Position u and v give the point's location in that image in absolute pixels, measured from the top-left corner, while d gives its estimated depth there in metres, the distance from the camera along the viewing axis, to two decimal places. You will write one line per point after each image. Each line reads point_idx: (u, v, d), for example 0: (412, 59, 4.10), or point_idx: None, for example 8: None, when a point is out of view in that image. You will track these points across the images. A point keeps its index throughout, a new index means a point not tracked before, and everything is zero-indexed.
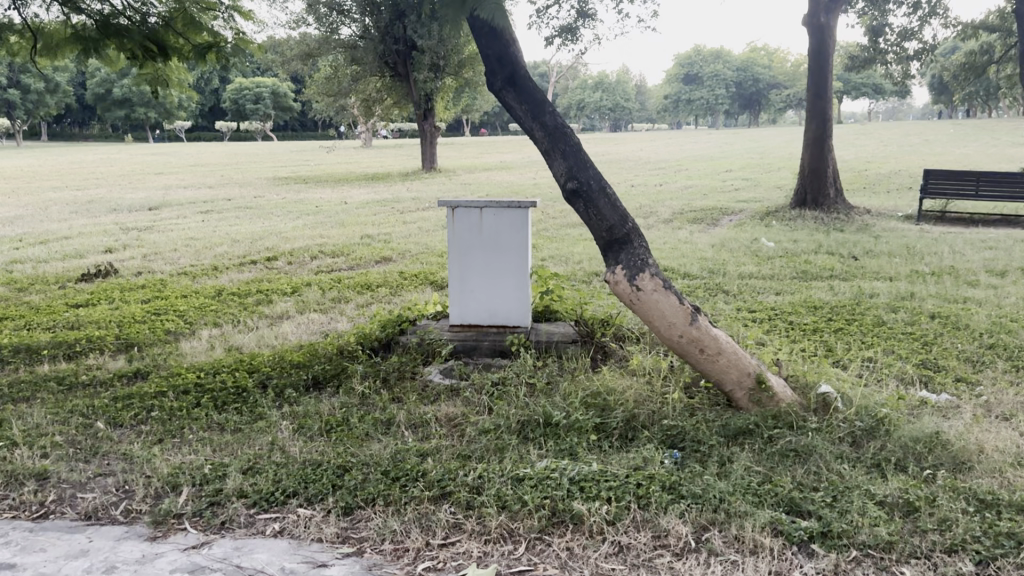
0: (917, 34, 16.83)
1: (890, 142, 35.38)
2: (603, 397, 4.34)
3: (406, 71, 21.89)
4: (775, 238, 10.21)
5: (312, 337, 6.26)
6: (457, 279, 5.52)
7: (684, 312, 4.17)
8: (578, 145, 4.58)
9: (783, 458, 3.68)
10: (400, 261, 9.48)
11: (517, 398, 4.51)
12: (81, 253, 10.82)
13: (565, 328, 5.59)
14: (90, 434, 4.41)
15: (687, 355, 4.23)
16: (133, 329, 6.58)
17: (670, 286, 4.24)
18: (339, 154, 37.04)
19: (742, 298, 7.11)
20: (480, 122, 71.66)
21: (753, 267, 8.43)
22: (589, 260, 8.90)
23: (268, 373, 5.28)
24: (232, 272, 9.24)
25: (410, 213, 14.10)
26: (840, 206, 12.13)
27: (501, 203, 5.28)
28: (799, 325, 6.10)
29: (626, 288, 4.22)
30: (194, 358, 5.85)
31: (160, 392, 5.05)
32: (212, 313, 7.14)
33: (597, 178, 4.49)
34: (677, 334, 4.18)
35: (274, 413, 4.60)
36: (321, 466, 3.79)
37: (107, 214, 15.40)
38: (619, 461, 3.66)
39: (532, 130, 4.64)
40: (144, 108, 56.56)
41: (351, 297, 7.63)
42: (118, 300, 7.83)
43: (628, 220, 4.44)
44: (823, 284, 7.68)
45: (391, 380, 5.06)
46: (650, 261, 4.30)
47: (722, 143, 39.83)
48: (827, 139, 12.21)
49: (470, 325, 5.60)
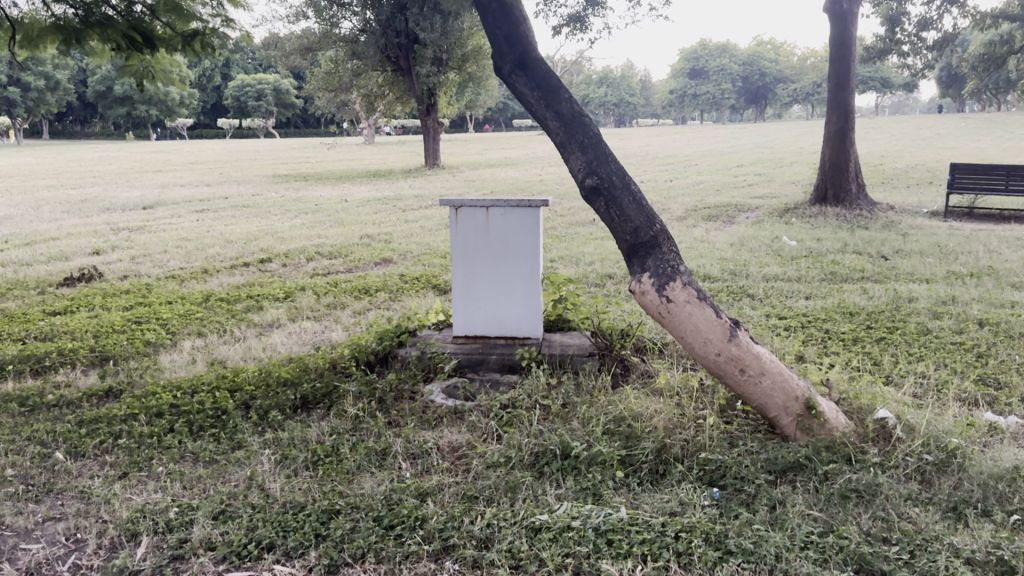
0: (936, 23, 16.21)
1: (902, 136, 34.70)
2: (628, 424, 3.81)
3: (409, 65, 21.34)
4: (797, 237, 9.66)
5: (303, 349, 5.72)
6: (461, 287, 4.99)
7: (722, 327, 3.64)
8: (598, 137, 4.03)
9: (842, 501, 3.16)
10: (400, 263, 8.95)
11: (529, 424, 3.97)
12: (67, 255, 10.33)
13: (580, 341, 5.04)
14: (45, 468, 3.89)
15: (725, 376, 3.70)
16: (110, 341, 6.05)
17: (706, 297, 3.71)
18: (341, 152, 36.49)
19: (770, 303, 6.57)
20: (484, 118, 71.05)
21: (777, 268, 7.88)
22: (601, 261, 8.37)
23: (251, 393, 4.75)
24: (223, 275, 8.72)
25: (412, 212, 13.57)
26: (862, 203, 11.56)
27: (510, 201, 4.76)
28: (837, 335, 5.56)
29: (654, 299, 3.70)
30: (172, 374, 5.32)
31: (131, 416, 4.52)
32: (197, 322, 6.62)
33: (620, 173, 3.95)
34: (714, 352, 3.65)
35: (256, 441, 4.08)
36: (303, 511, 3.27)
37: (99, 214, 14.90)
38: (651, 506, 3.14)
39: (546, 120, 4.10)
40: (145, 106, 56.09)
41: (347, 304, 7.09)
42: (100, 306, 7.33)
43: (656, 221, 3.89)
44: (854, 286, 7.13)
45: (388, 402, 4.53)
46: (682, 267, 3.77)
47: (730, 137, 39.06)
48: (849, 133, 11.64)
49: (476, 337, 5.07)
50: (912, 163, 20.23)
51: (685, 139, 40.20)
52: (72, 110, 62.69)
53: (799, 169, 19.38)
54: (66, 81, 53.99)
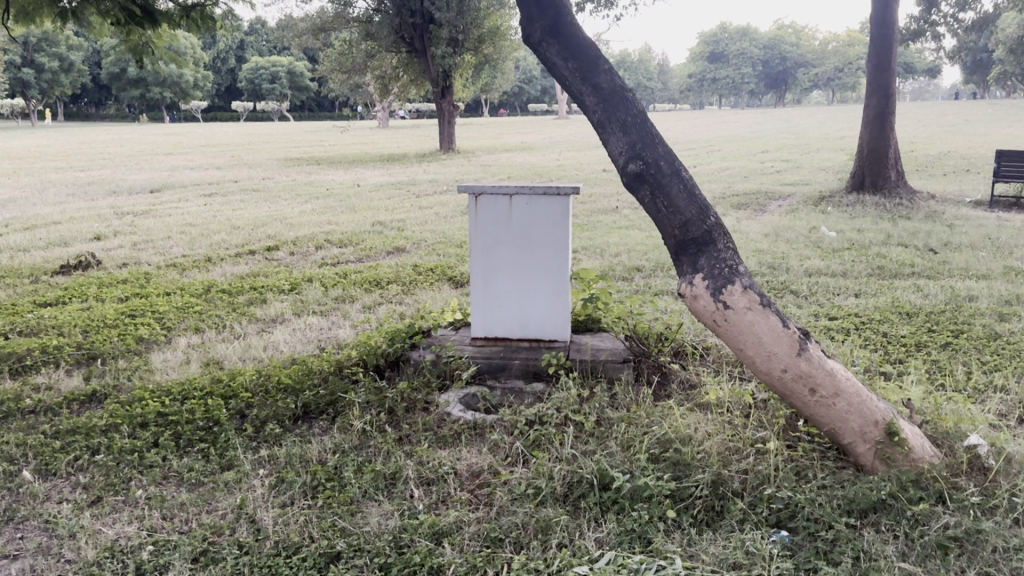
0: (976, 2, 15.44)
1: (930, 122, 33.58)
2: (676, 447, 3.28)
3: (424, 47, 20.75)
4: (836, 227, 9.07)
5: (307, 349, 5.23)
6: (480, 284, 4.48)
7: (788, 338, 3.11)
8: (642, 115, 3.47)
9: (940, 554, 2.64)
10: (414, 252, 8.43)
11: (560, 445, 3.46)
12: (67, 241, 9.88)
13: (613, 345, 4.51)
14: (8, 491, 3.43)
15: (791, 395, 3.18)
16: (99, 337, 5.58)
17: (769, 302, 3.19)
18: (355, 135, 35.89)
19: (816, 301, 6.03)
20: (500, 102, 70.30)
21: (819, 262, 7.32)
22: (629, 252, 7.82)
23: (247, 400, 4.26)
24: (226, 264, 8.25)
25: (426, 198, 13.05)
26: (902, 191, 10.96)
27: (536, 188, 4.24)
28: (897, 339, 5.02)
29: (709, 304, 3.18)
30: (163, 377, 4.83)
31: (112, 426, 4.04)
32: (195, 316, 6.13)
33: (669, 158, 3.41)
34: (779, 367, 3.13)
35: (248, 459, 3.60)
36: (298, 554, 2.80)
37: (104, 198, 14.45)
38: (711, 556, 2.63)
39: (581, 95, 3.56)
40: (159, 88, 55.52)
41: (357, 297, 6.59)
42: (93, 297, 6.87)
43: (709, 213, 3.36)
44: (906, 283, 6.55)
45: (398, 414, 4.03)
46: (740, 266, 3.25)
47: (751, 123, 38.01)
48: (889, 116, 11.00)
49: (497, 339, 4.57)
50: (943, 150, 19.48)
51: (705, 124, 39.28)
52: (86, 92, 62.32)
53: (828, 155, 18.65)
54: (81, 63, 53.62)
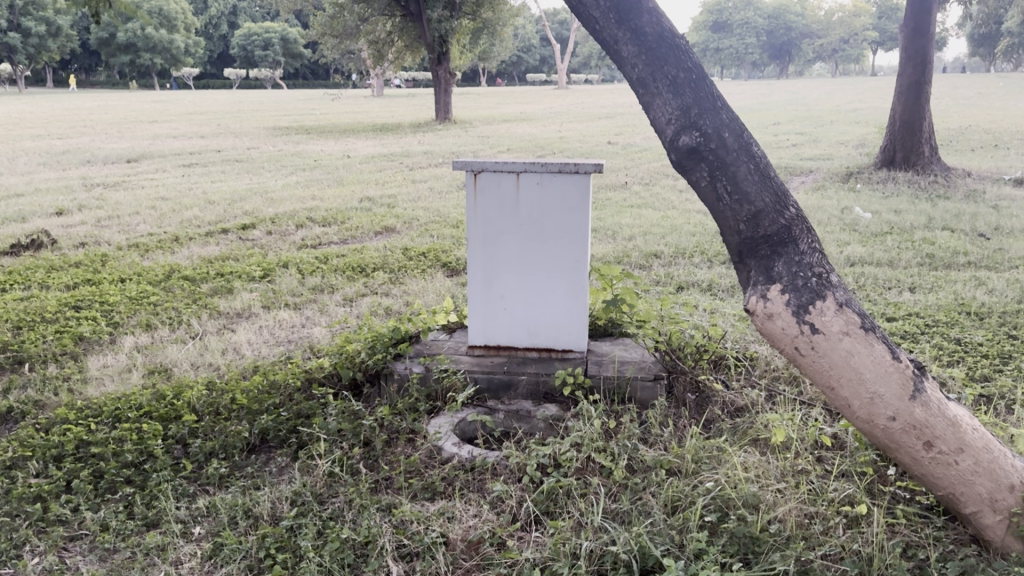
0: None
1: (942, 96, 32.22)
2: (741, 514, 2.48)
3: (419, 11, 19.65)
4: (870, 207, 8.25)
5: (272, 355, 4.41)
6: (480, 284, 3.64)
7: (898, 375, 2.33)
8: (699, 71, 2.62)
9: None
10: (405, 233, 7.61)
11: (585, 501, 2.67)
12: (26, 216, 8.99)
13: (639, 356, 3.68)
14: None
15: (897, 449, 2.39)
16: (31, 335, 4.74)
17: (871, 325, 2.40)
18: (349, 103, 34.93)
19: (868, 295, 5.23)
20: (496, 72, 68.86)
21: (861, 248, 6.50)
22: (645, 235, 7.01)
23: (192, 424, 3.45)
24: (195, 245, 7.40)
25: (419, 170, 12.17)
26: (936, 167, 10.16)
27: (549, 164, 3.40)
28: (976, 348, 4.22)
29: (790, 326, 2.40)
30: (97, 390, 4.00)
31: (20, 461, 3.22)
32: (148, 310, 5.28)
33: (733, 126, 2.57)
34: (885, 413, 2.35)
35: (181, 515, 2.79)
36: None
37: (77, 168, 13.54)
38: None
39: (617, 45, 2.69)
40: (149, 54, 53.70)
41: (338, 287, 5.76)
42: (37, 283, 6.03)
43: (786, 202, 2.55)
44: (966, 275, 5.74)
45: (376, 449, 3.21)
46: (829, 274, 2.45)
47: (756, 95, 36.83)
48: (925, 85, 10.16)
49: (499, 349, 3.75)
50: (965, 124, 18.60)
51: None
52: (75, 58, 60.58)
53: (841, 128, 17.74)
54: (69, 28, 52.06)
